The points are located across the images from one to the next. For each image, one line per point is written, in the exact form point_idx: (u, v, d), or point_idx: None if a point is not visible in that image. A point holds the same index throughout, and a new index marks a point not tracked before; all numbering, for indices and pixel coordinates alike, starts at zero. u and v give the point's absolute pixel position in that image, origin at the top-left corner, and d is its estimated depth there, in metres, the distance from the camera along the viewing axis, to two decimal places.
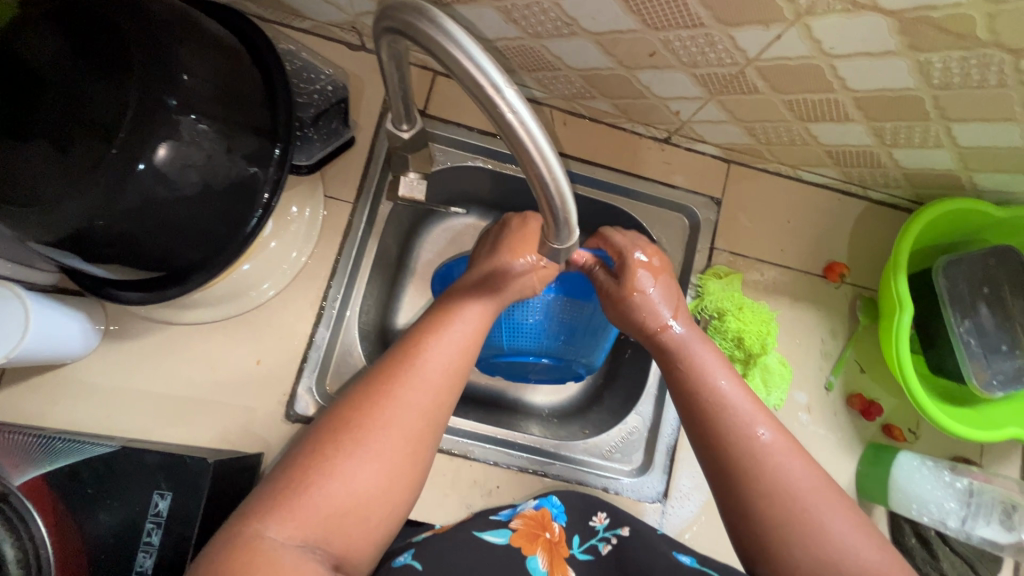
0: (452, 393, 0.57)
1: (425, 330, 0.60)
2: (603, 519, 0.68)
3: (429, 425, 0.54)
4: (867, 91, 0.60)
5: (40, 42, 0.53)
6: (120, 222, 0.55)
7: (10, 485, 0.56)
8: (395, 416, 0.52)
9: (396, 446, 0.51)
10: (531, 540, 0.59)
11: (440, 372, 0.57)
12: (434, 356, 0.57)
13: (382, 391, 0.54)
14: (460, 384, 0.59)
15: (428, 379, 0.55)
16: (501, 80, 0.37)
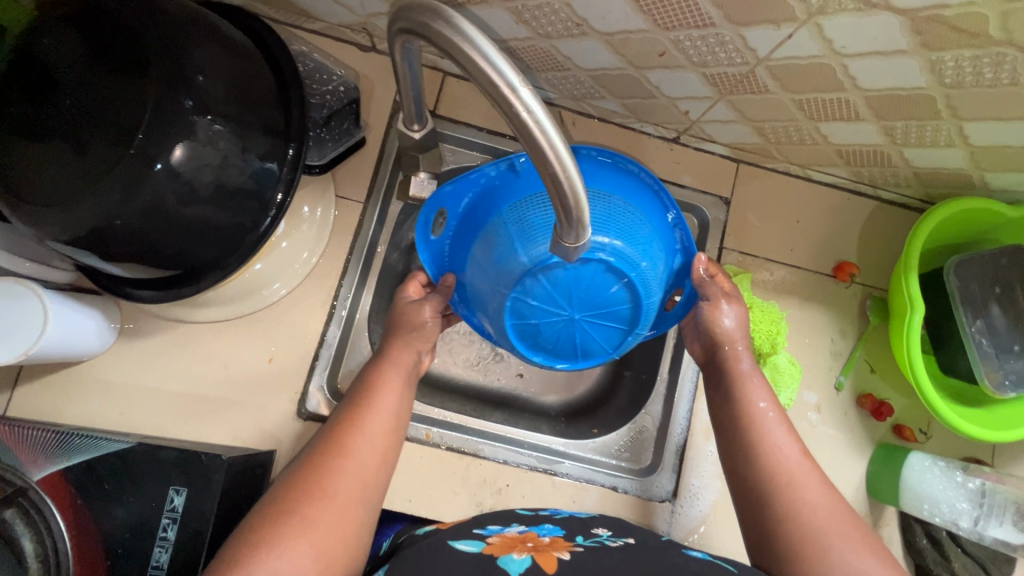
0: (387, 463, 0.58)
1: (359, 401, 0.61)
2: (605, 530, 0.60)
3: (365, 495, 0.55)
4: (878, 90, 0.60)
5: (58, 45, 0.54)
6: (136, 222, 0.56)
7: (28, 480, 0.57)
8: (330, 486, 0.53)
9: (332, 514, 0.51)
10: (508, 548, 0.54)
11: (375, 440, 0.58)
12: (368, 427, 0.59)
13: (320, 464, 0.55)
14: (395, 449, 0.60)
15: (359, 451, 0.56)
16: (516, 80, 0.38)
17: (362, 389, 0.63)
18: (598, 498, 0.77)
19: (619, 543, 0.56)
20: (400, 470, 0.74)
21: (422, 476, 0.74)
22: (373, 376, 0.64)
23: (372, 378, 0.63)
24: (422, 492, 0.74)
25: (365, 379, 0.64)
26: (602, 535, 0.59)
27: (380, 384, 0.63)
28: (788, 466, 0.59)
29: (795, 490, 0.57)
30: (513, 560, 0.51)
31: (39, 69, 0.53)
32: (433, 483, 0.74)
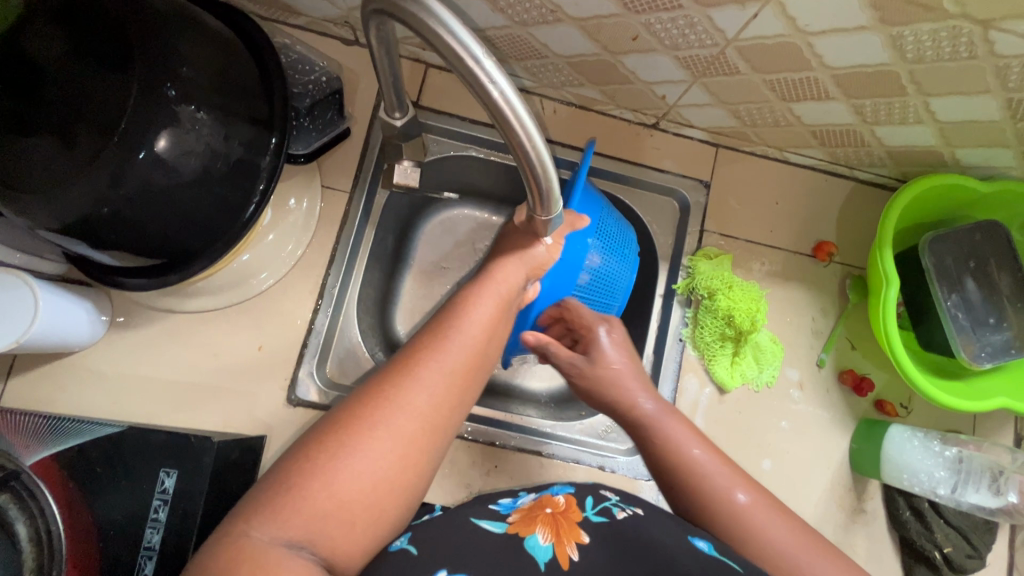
0: (462, 400, 0.47)
1: (451, 313, 0.51)
2: (613, 493, 0.58)
3: (436, 432, 0.45)
4: (845, 68, 0.61)
5: (44, 37, 0.55)
6: (124, 208, 0.57)
7: (20, 464, 0.59)
8: (398, 404, 0.44)
9: (395, 446, 0.42)
10: (529, 521, 0.51)
11: (457, 360, 0.48)
12: (452, 350, 0.48)
13: (391, 380, 0.45)
14: (481, 376, 0.50)
15: (435, 377, 0.46)
16: (480, 53, 0.39)
17: (450, 307, 0.52)
18: (586, 478, 0.78)
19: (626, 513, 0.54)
20: None
21: None
22: (463, 294, 0.54)
23: (465, 294, 0.54)
24: None
25: (458, 295, 0.54)
26: (611, 499, 0.56)
27: (471, 303, 0.52)
28: (727, 496, 0.55)
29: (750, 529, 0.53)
30: (540, 543, 0.48)
31: (25, 62, 0.55)
32: None
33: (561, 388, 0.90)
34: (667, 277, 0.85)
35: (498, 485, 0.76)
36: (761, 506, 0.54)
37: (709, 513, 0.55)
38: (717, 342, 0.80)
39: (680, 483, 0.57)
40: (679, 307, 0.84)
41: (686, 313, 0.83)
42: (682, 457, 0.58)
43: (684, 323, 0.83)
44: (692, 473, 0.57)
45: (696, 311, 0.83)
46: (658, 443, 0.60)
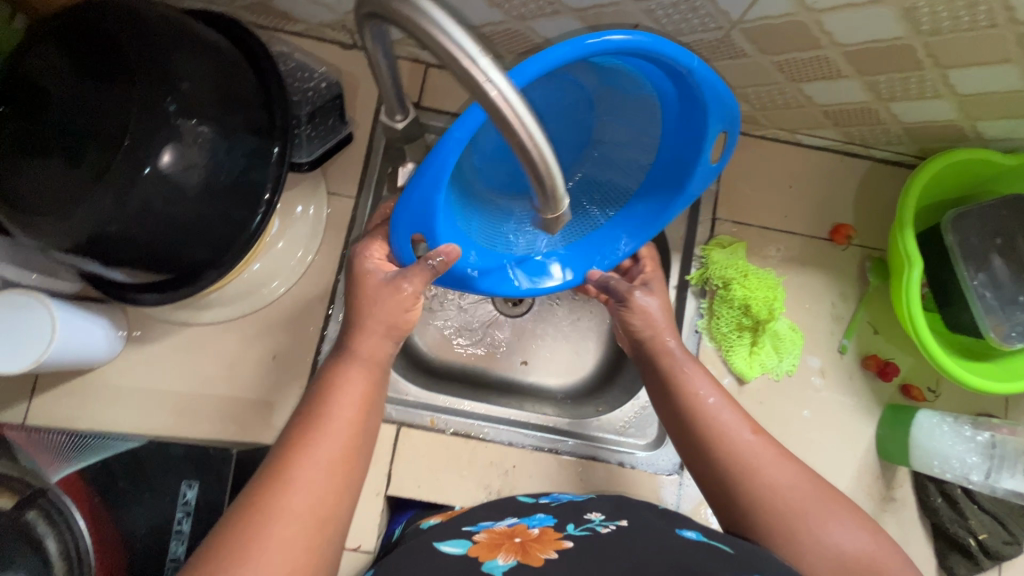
0: (347, 491, 0.48)
1: (307, 418, 0.49)
2: (598, 513, 0.57)
3: (321, 525, 0.45)
4: (856, 44, 0.59)
5: (47, 64, 0.56)
6: (132, 226, 0.57)
7: (47, 481, 0.59)
8: (273, 531, 0.43)
9: (280, 555, 0.42)
10: (493, 548, 0.52)
11: (327, 467, 0.47)
12: (322, 443, 0.48)
13: (246, 517, 0.43)
14: (358, 473, 0.49)
15: (312, 479, 0.46)
16: (476, 51, 0.38)
17: (310, 402, 0.51)
18: (606, 474, 0.77)
19: (610, 530, 0.53)
20: (407, 456, 0.75)
21: (430, 461, 0.76)
22: (325, 381, 0.53)
23: (324, 385, 0.52)
24: (432, 476, 0.75)
25: (314, 390, 0.52)
26: (595, 518, 0.56)
27: (332, 396, 0.51)
28: (766, 476, 0.54)
29: (777, 491, 0.53)
30: (500, 564, 0.49)
31: (32, 91, 0.56)
32: (441, 468, 0.75)
33: (576, 386, 0.88)
34: (681, 270, 0.82)
35: (517, 485, 0.76)
36: (786, 468, 0.55)
37: (734, 478, 0.56)
38: (734, 332, 0.78)
39: (704, 449, 0.58)
40: (694, 298, 0.82)
41: (701, 304, 0.81)
42: (710, 424, 0.59)
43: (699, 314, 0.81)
44: (717, 442, 0.57)
45: (711, 302, 0.81)
46: (677, 414, 0.61)
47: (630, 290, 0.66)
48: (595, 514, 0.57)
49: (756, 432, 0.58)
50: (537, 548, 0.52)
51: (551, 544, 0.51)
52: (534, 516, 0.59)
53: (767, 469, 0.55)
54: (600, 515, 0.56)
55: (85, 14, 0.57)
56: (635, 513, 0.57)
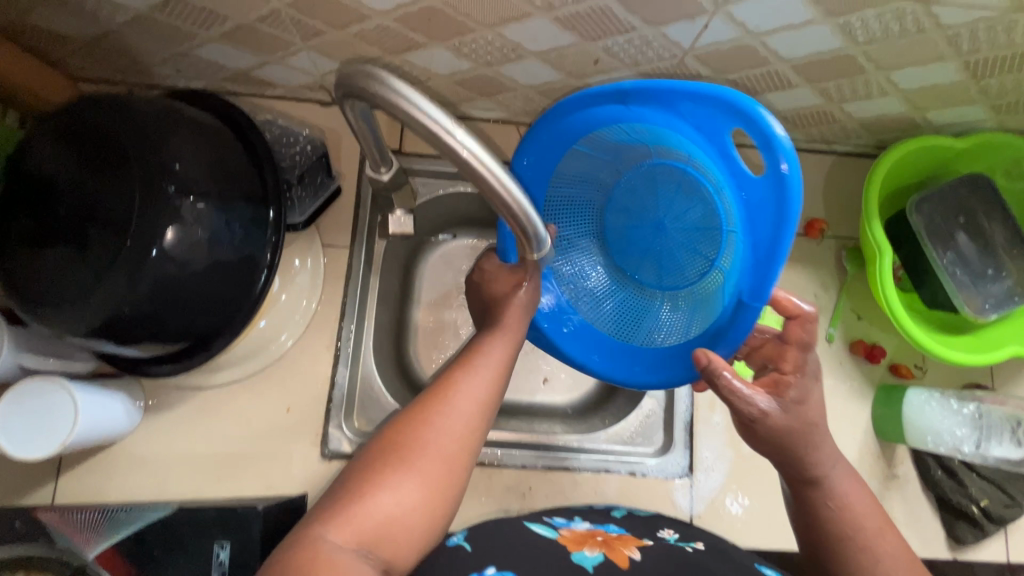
0: (484, 428, 0.54)
1: (457, 364, 0.57)
2: (672, 532, 0.65)
3: (458, 460, 0.50)
4: (801, 58, 0.63)
5: (46, 158, 0.59)
6: (144, 305, 0.60)
7: (85, 559, 0.61)
8: (435, 443, 0.50)
9: (424, 474, 0.48)
10: (579, 541, 0.59)
11: (473, 403, 0.53)
12: (463, 391, 0.54)
13: (414, 421, 0.51)
14: (484, 431, 0.54)
15: (465, 408, 0.53)
16: (450, 123, 0.43)
17: (467, 350, 0.59)
18: (619, 486, 0.80)
19: (689, 548, 0.60)
20: None
21: None
22: (478, 339, 0.60)
23: (477, 344, 0.59)
24: None
25: (467, 345, 0.60)
26: (671, 538, 0.63)
27: (475, 357, 0.57)
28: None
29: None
30: (588, 556, 0.55)
31: (35, 185, 0.59)
32: None
33: (580, 399, 0.91)
34: None
35: (536, 505, 0.78)
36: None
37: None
38: None
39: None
40: None
41: None
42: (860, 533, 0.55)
43: None
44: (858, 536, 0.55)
45: None
46: (827, 542, 0.56)
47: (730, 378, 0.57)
48: (669, 534, 0.65)
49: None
50: (620, 545, 0.59)
51: (630, 543, 0.59)
52: (607, 524, 0.66)
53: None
54: (674, 535, 0.64)
55: (79, 111, 0.61)
56: (707, 538, 0.64)
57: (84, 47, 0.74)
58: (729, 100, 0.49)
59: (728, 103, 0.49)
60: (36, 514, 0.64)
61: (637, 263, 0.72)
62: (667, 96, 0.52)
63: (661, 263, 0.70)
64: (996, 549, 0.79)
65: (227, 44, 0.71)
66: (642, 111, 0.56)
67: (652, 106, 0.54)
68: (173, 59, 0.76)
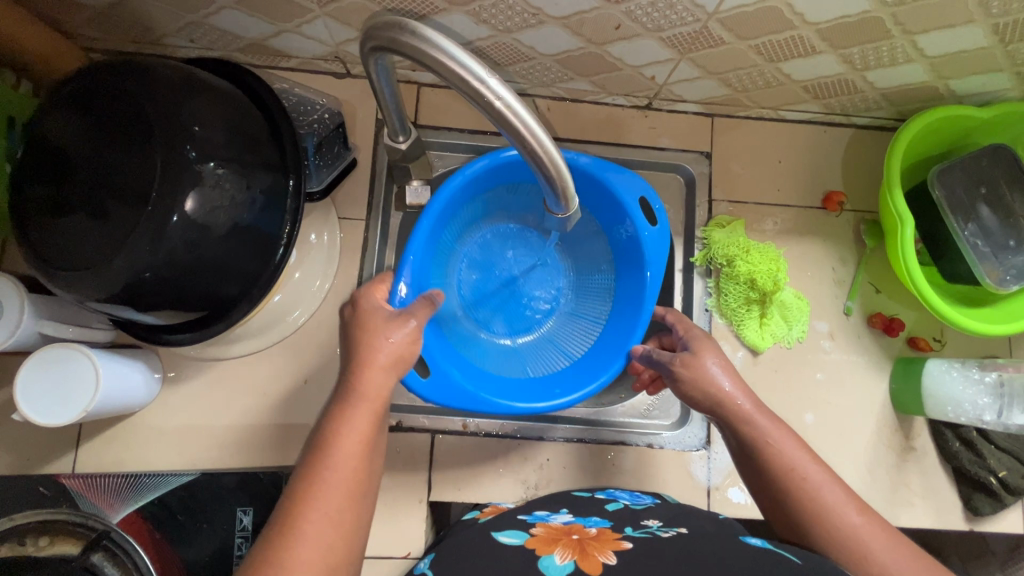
0: (359, 520, 0.49)
1: (314, 457, 0.50)
2: (656, 521, 0.60)
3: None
4: (827, 21, 0.63)
5: (64, 123, 0.59)
6: (165, 271, 0.60)
7: (110, 523, 0.69)
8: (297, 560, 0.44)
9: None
10: (550, 543, 0.56)
11: (337, 498, 0.48)
12: (328, 489, 0.48)
13: (274, 538, 0.45)
14: (361, 511, 0.50)
15: (325, 513, 0.47)
16: (484, 73, 0.43)
17: (319, 437, 0.52)
18: (636, 458, 0.80)
19: (670, 535, 0.56)
20: (445, 463, 0.78)
21: (465, 464, 0.78)
22: (334, 418, 0.52)
23: (333, 425, 0.52)
24: (471, 478, 0.78)
25: (324, 426, 0.52)
26: (653, 525, 0.59)
27: (337, 437, 0.51)
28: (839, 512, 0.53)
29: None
30: (556, 564, 0.51)
31: (53, 151, 0.59)
32: (476, 469, 0.78)
33: None
34: (683, 250, 0.86)
35: (553, 477, 0.79)
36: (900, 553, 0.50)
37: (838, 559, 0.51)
38: (743, 307, 0.81)
39: (803, 527, 0.54)
40: (700, 279, 0.85)
41: (708, 284, 0.84)
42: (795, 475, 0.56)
43: (708, 293, 0.84)
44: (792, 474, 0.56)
45: (718, 280, 0.84)
46: (771, 483, 0.57)
47: (670, 360, 0.64)
48: (652, 522, 0.60)
49: (863, 512, 0.53)
50: (595, 546, 0.54)
51: (609, 543, 0.54)
52: (589, 517, 0.63)
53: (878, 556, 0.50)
54: (657, 523, 0.59)
55: (98, 75, 0.60)
56: (691, 522, 0.59)
57: (99, 16, 0.73)
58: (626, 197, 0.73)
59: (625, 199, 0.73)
60: (59, 480, 0.71)
61: (490, 319, 0.85)
62: (587, 175, 0.74)
63: (510, 317, 0.86)
64: (1013, 521, 0.79)
65: (243, 11, 0.70)
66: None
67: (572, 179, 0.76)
68: (187, 28, 0.75)
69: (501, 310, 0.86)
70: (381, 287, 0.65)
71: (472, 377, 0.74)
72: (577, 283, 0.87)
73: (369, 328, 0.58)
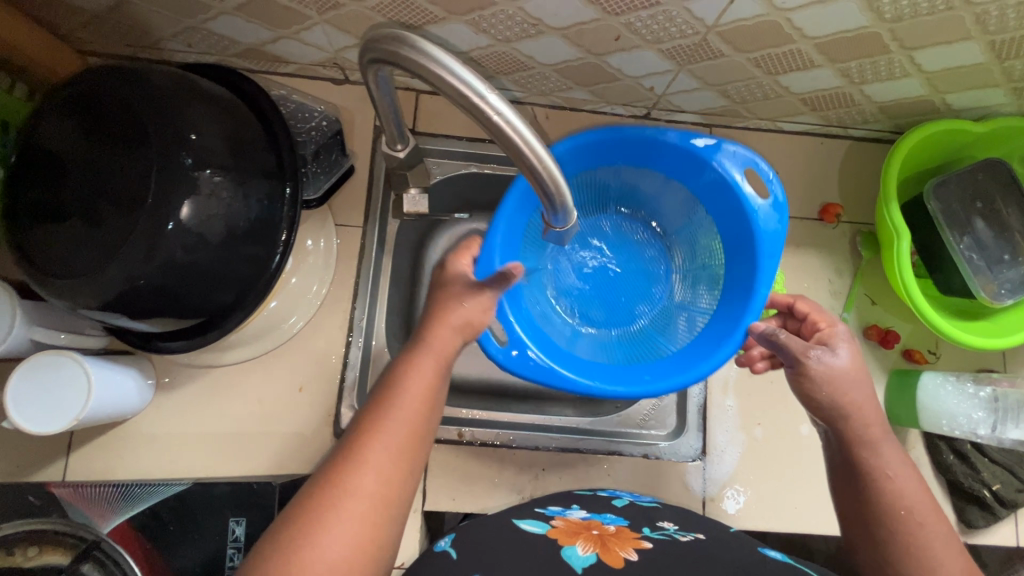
0: (416, 462, 0.50)
1: (381, 397, 0.52)
2: (671, 523, 0.62)
3: (386, 508, 0.47)
4: (826, 35, 0.63)
5: (58, 129, 0.58)
6: (159, 278, 0.60)
7: (100, 534, 0.66)
8: (359, 484, 0.46)
9: (350, 526, 0.44)
10: (572, 535, 0.57)
11: (402, 432, 0.50)
12: (394, 426, 0.50)
13: (340, 465, 0.47)
14: (422, 452, 0.51)
15: (387, 447, 0.48)
16: (483, 88, 0.42)
17: (386, 382, 0.54)
18: (632, 468, 0.80)
19: (689, 539, 0.58)
20: (440, 471, 0.78)
21: (461, 473, 0.78)
22: (400, 366, 0.54)
23: (397, 371, 0.54)
24: (466, 487, 0.78)
25: (391, 371, 0.55)
26: (669, 528, 0.61)
27: (405, 380, 0.53)
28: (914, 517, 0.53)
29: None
30: (579, 554, 0.53)
31: (47, 158, 0.58)
32: (471, 478, 0.78)
33: None
34: None
35: (549, 486, 0.78)
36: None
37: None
38: None
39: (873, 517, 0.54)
40: None
41: None
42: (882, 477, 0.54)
43: None
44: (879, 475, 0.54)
45: None
46: (869, 512, 0.54)
47: (805, 348, 0.58)
48: (669, 524, 0.62)
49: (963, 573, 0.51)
50: (617, 543, 0.56)
51: (629, 542, 0.56)
52: (604, 513, 0.63)
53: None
54: (673, 525, 0.62)
55: (95, 81, 0.60)
56: (705, 528, 0.62)
57: (95, 19, 0.72)
58: (728, 168, 0.69)
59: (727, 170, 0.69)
60: (51, 490, 0.67)
61: (589, 308, 0.83)
62: (694, 154, 0.70)
63: (608, 308, 0.83)
64: (1006, 534, 0.80)
65: (241, 17, 0.70)
66: (660, 157, 0.73)
67: (662, 158, 0.73)
68: (185, 33, 0.74)
69: (600, 301, 0.83)
70: (467, 253, 0.64)
71: (560, 358, 0.69)
72: (689, 271, 0.81)
73: (447, 292, 0.59)
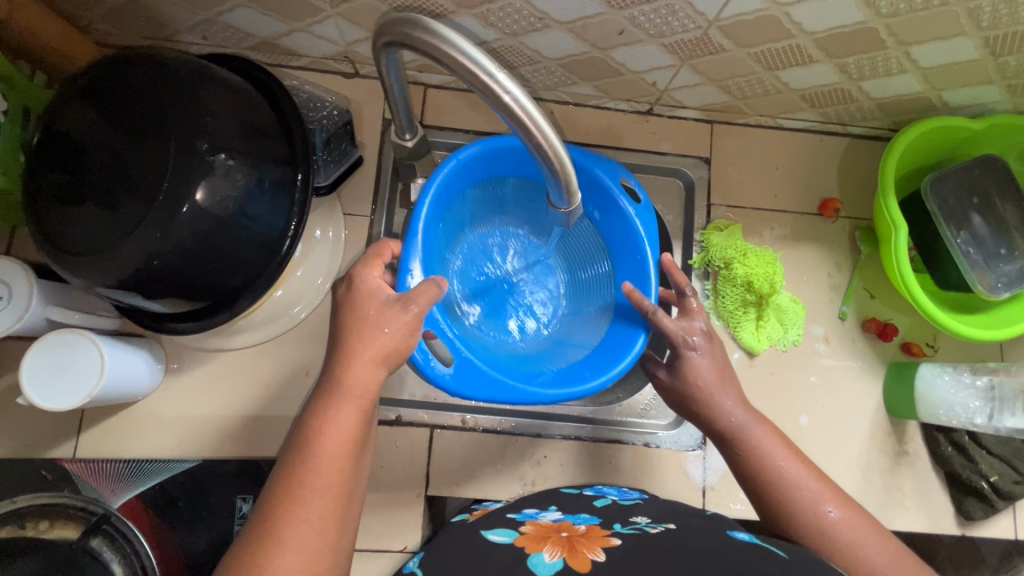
0: (341, 526, 0.49)
1: (295, 461, 0.50)
2: (644, 517, 0.60)
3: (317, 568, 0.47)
4: (824, 31, 0.65)
5: (80, 114, 0.60)
6: (173, 260, 0.61)
7: (110, 508, 0.71)
8: (282, 569, 0.45)
9: None
10: (540, 540, 0.56)
11: (325, 498, 0.49)
12: (314, 497, 0.48)
13: (262, 545, 0.46)
14: (349, 512, 0.51)
15: (308, 524, 0.47)
16: (493, 67, 0.45)
17: (303, 437, 0.51)
18: (633, 456, 0.81)
19: (658, 530, 0.56)
20: (443, 457, 0.79)
21: (464, 459, 0.79)
22: (316, 418, 0.52)
23: (314, 425, 0.52)
24: (469, 474, 0.79)
25: (307, 424, 0.52)
26: (641, 522, 0.59)
27: (320, 439, 0.51)
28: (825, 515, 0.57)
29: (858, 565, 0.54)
30: (545, 561, 0.51)
31: (68, 141, 0.60)
32: (474, 465, 0.79)
33: None
34: (682, 253, 0.88)
35: (551, 474, 0.79)
36: (873, 539, 0.55)
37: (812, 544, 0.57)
38: (740, 309, 0.83)
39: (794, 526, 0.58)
40: (698, 281, 0.87)
41: (705, 286, 0.86)
42: (778, 478, 0.60)
43: (705, 295, 0.86)
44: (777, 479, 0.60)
45: (715, 283, 0.85)
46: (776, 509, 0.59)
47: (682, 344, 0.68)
48: (640, 519, 0.60)
49: (842, 506, 0.58)
50: (584, 544, 0.54)
51: (598, 540, 0.54)
52: (579, 514, 0.63)
53: (853, 546, 0.55)
54: (646, 519, 0.60)
55: (116, 67, 0.62)
56: (681, 518, 0.60)
57: (115, 11, 0.75)
58: (608, 176, 0.73)
59: (608, 180, 0.73)
60: (62, 464, 0.72)
61: (497, 315, 0.84)
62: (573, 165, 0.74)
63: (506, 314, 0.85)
64: (1005, 527, 0.80)
65: (257, 10, 0.72)
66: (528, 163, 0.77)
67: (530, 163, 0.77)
68: (202, 25, 0.77)
69: (496, 308, 0.84)
70: (377, 266, 0.61)
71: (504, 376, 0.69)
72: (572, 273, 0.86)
73: (362, 305, 0.57)
